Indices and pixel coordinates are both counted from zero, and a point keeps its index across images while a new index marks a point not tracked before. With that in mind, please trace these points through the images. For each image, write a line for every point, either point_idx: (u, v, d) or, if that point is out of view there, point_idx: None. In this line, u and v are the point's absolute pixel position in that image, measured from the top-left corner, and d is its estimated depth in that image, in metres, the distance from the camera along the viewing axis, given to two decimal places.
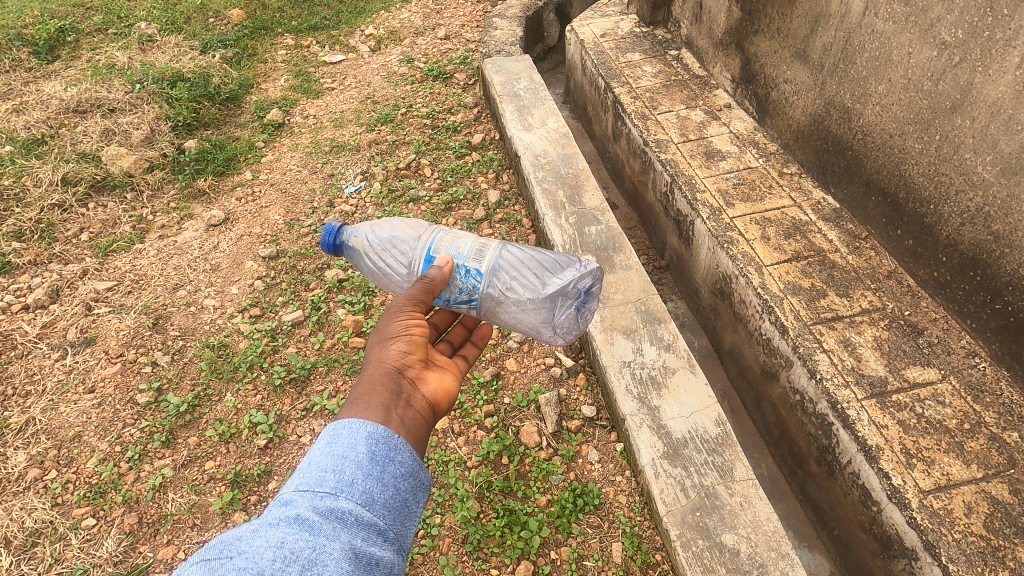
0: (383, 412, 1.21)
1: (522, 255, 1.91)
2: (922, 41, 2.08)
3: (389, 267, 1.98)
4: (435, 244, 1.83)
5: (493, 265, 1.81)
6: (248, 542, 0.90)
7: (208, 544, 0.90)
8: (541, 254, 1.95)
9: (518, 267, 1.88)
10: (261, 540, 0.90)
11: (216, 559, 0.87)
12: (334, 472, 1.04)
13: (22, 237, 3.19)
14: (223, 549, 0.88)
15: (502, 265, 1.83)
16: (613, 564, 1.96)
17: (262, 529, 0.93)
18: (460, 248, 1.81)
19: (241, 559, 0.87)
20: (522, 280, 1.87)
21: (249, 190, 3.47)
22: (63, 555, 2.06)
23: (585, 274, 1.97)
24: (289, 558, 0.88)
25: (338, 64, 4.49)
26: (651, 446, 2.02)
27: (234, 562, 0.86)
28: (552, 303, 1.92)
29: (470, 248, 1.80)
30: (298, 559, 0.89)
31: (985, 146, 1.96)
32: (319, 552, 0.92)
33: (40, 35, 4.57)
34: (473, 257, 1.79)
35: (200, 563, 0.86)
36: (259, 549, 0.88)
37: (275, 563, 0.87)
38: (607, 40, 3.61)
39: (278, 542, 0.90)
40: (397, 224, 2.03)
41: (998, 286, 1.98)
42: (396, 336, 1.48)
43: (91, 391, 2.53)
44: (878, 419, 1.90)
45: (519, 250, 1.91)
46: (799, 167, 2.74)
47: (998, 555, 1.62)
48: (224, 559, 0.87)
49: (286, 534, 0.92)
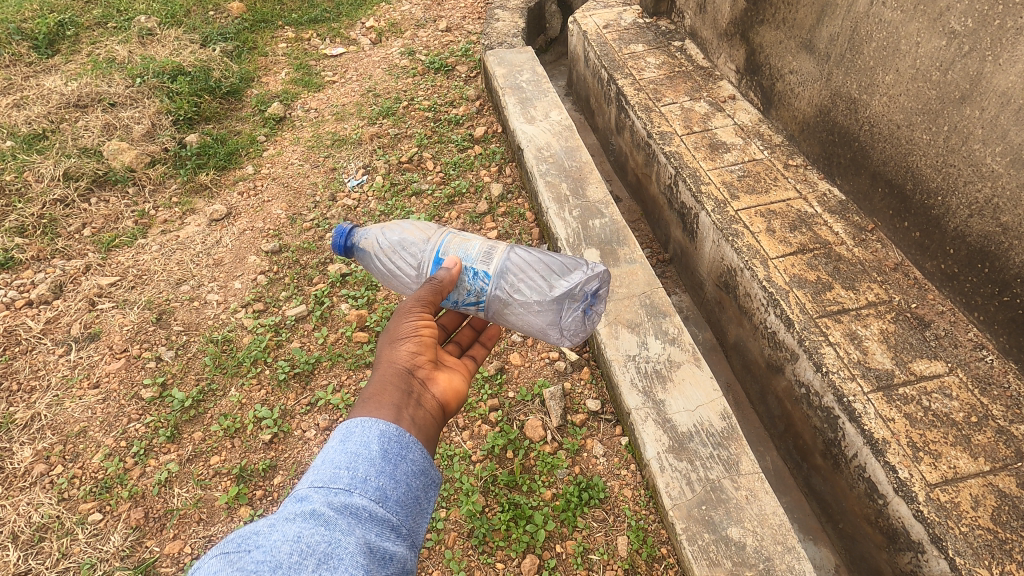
0: (394, 412, 1.21)
1: (530, 258, 1.89)
2: (931, 30, 2.06)
3: (397, 269, 1.97)
4: (443, 246, 1.83)
5: (501, 267, 1.81)
6: (265, 536, 0.90)
7: (228, 537, 0.91)
8: (549, 256, 1.93)
9: (526, 270, 1.87)
10: (278, 535, 0.91)
11: (235, 552, 0.87)
12: (347, 469, 1.04)
13: (24, 232, 3.19)
14: (242, 542, 0.89)
15: (509, 267, 1.83)
16: (619, 557, 1.97)
17: (279, 524, 0.93)
18: (468, 250, 1.81)
19: (260, 553, 0.87)
20: (529, 283, 1.87)
21: (251, 185, 3.46)
22: (70, 550, 2.07)
23: (592, 277, 1.93)
24: (306, 552, 0.89)
25: (338, 57, 4.46)
26: (657, 440, 2.01)
27: (253, 555, 0.87)
28: (559, 306, 1.90)
29: (478, 250, 1.81)
30: (314, 554, 0.89)
31: (994, 137, 1.94)
32: (334, 546, 0.91)
33: (39, 29, 4.54)
34: (480, 260, 1.79)
35: (220, 556, 0.87)
36: (277, 543, 0.89)
37: (292, 556, 0.88)
38: (610, 32, 3.58)
39: (294, 537, 0.90)
40: (407, 226, 2.02)
41: (1007, 279, 1.97)
42: (406, 336, 1.47)
43: (95, 387, 2.53)
44: (884, 413, 1.89)
45: (526, 252, 1.90)
46: (805, 159, 2.72)
47: (1005, 549, 1.62)
48: (242, 552, 0.87)
49: (302, 529, 0.92)
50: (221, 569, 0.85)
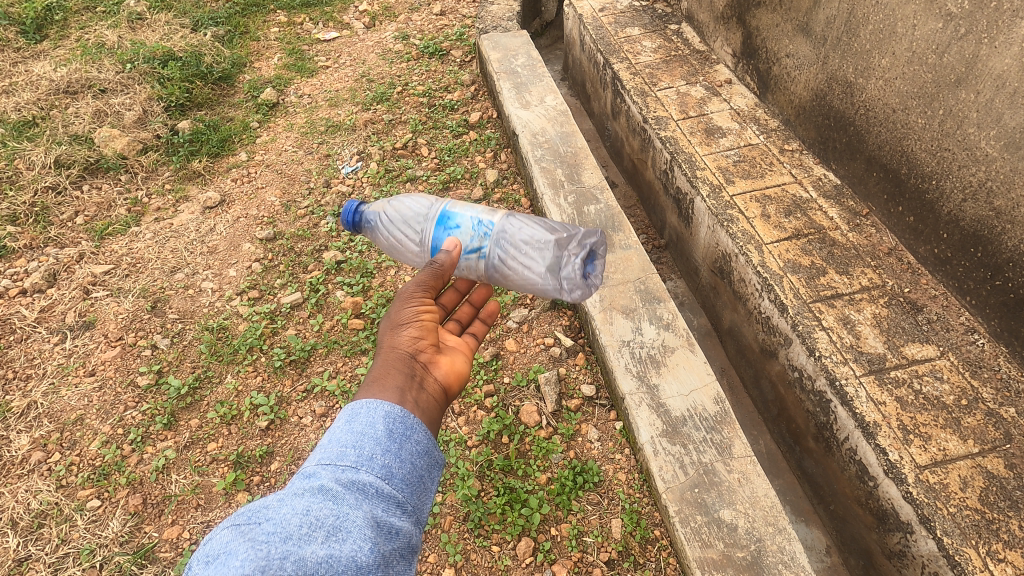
0: (397, 394, 1.21)
1: (529, 219, 2.07)
2: (927, 12, 2.05)
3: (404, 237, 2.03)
4: (448, 206, 1.95)
5: (503, 218, 1.96)
6: (275, 509, 0.92)
7: (239, 510, 0.93)
8: (545, 223, 2.12)
9: (526, 225, 2.03)
10: (287, 508, 0.92)
11: (246, 524, 0.89)
12: (354, 448, 1.05)
13: (16, 220, 3.17)
14: (252, 516, 0.91)
15: (511, 219, 1.99)
16: (612, 539, 1.99)
17: (287, 498, 0.95)
18: (473, 207, 1.96)
19: (270, 525, 0.89)
20: (529, 233, 2.00)
21: (245, 171, 3.44)
22: (70, 536, 2.08)
23: (586, 234, 2.08)
24: (314, 525, 0.90)
25: (332, 41, 4.41)
26: (650, 424, 2.03)
27: (263, 527, 0.88)
28: (559, 253, 2.00)
29: (482, 207, 1.97)
30: (322, 527, 0.90)
31: (989, 121, 1.94)
32: (342, 520, 0.93)
33: (27, 13, 4.48)
34: (484, 211, 1.95)
35: (231, 528, 0.89)
36: (286, 516, 0.90)
37: (302, 528, 0.89)
38: (606, 15, 3.55)
39: (303, 510, 0.91)
40: (414, 198, 2.10)
41: (998, 263, 1.98)
42: (407, 322, 1.48)
43: (91, 374, 2.54)
44: (876, 396, 1.90)
45: (525, 218, 2.05)
46: (800, 144, 2.72)
47: (992, 529, 1.65)
48: (253, 525, 0.89)
49: (310, 503, 0.93)
50: (233, 540, 0.87)
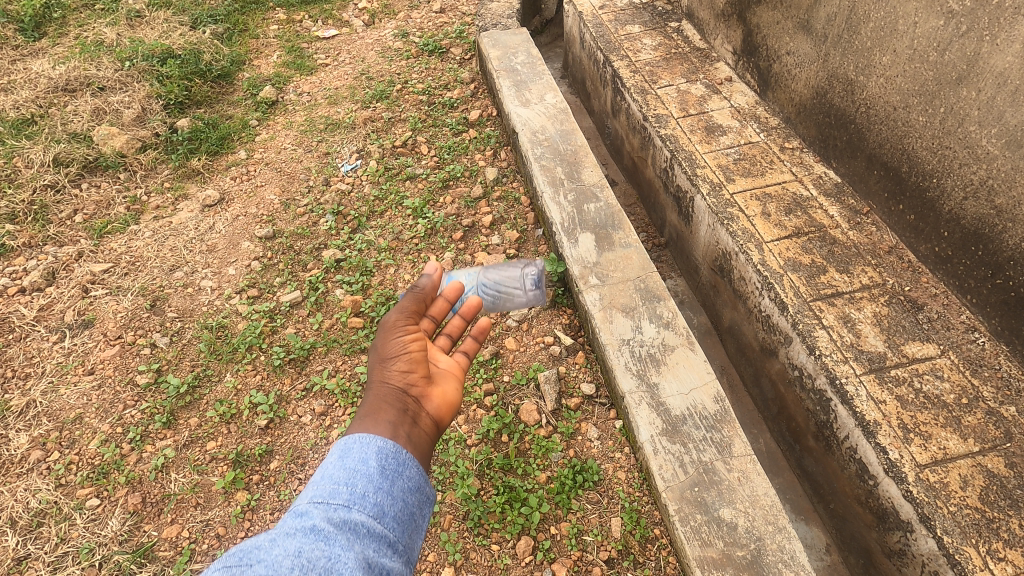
0: (390, 430, 1.21)
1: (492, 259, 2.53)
2: (929, 10, 2.04)
3: None
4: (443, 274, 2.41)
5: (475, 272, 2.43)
6: (267, 550, 0.92)
7: (230, 551, 0.93)
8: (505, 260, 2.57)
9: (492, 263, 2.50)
10: (280, 549, 0.92)
11: (237, 565, 0.89)
12: (346, 485, 1.05)
13: (15, 219, 3.16)
14: (244, 556, 0.91)
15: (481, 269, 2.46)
16: (612, 538, 1.99)
17: (280, 538, 0.95)
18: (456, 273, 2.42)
19: (262, 566, 0.89)
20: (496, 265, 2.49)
21: (244, 170, 3.43)
22: (69, 535, 2.08)
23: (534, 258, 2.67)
24: (306, 567, 0.90)
25: (331, 39, 4.40)
26: (650, 423, 2.02)
27: (255, 569, 0.88)
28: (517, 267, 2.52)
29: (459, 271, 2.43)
30: (314, 568, 0.90)
31: (990, 119, 1.93)
32: (334, 561, 0.92)
33: (25, 11, 4.47)
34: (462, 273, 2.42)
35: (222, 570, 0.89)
36: (278, 557, 0.90)
37: (294, 570, 0.89)
38: (606, 12, 3.53)
39: (295, 551, 0.92)
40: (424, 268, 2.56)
41: (999, 261, 1.98)
42: (395, 356, 1.40)
43: (90, 373, 2.54)
44: (876, 395, 1.90)
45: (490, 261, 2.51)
46: (800, 142, 2.71)
47: (992, 528, 1.64)
48: (244, 566, 0.89)
49: (302, 544, 0.93)
50: None
